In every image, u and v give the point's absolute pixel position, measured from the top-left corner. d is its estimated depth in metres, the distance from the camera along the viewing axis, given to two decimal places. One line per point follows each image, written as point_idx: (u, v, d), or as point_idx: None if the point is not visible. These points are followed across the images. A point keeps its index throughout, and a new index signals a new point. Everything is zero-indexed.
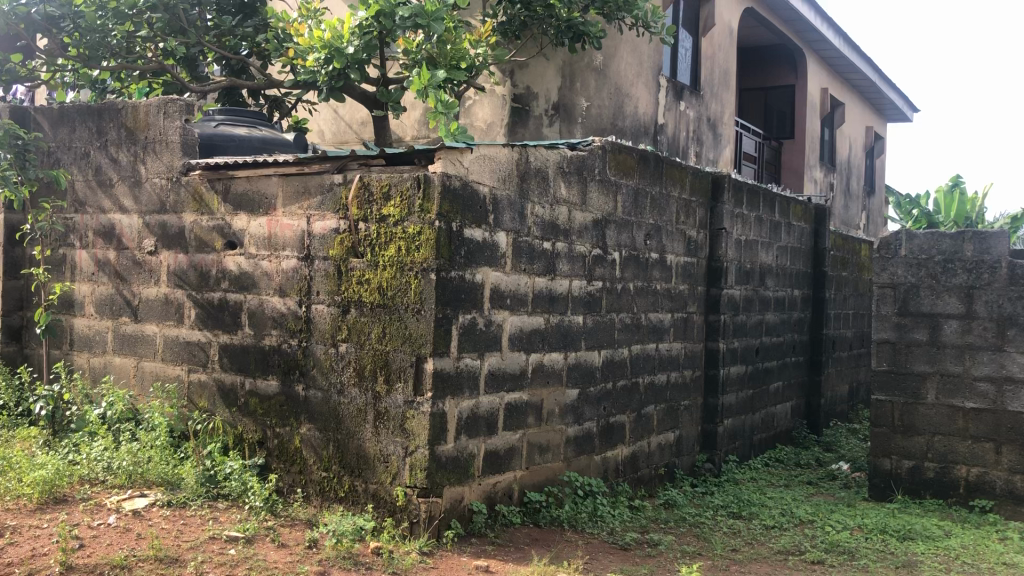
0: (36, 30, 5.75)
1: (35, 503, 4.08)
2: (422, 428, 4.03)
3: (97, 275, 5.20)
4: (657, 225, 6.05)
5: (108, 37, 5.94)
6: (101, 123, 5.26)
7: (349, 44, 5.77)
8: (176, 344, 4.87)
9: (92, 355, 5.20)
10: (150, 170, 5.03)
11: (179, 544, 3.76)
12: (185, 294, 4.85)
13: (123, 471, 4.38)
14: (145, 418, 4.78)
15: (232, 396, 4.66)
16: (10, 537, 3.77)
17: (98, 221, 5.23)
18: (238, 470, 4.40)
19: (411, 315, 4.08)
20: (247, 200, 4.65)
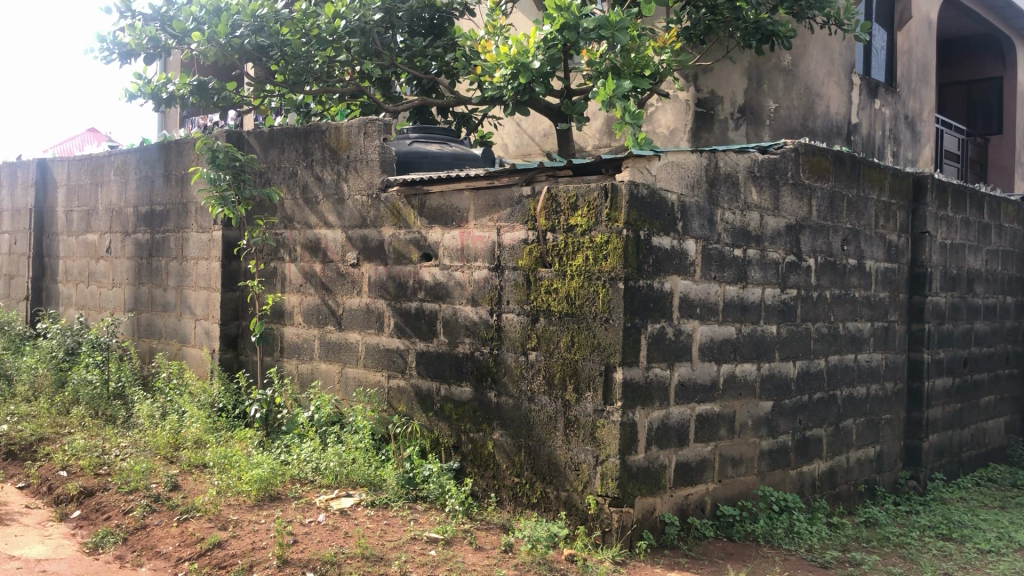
0: (248, 59, 6.18)
1: (253, 500, 4.36)
2: (613, 438, 4.03)
3: (304, 287, 5.53)
4: (855, 229, 5.79)
5: (312, 63, 6.35)
6: (308, 144, 5.59)
7: (535, 59, 5.80)
8: (376, 352, 5.11)
9: (300, 361, 5.53)
10: (353, 188, 5.30)
11: (384, 544, 3.93)
12: (385, 304, 5.08)
13: (330, 471, 4.62)
14: (350, 421, 5.03)
15: (429, 401, 4.83)
16: (233, 530, 4.05)
17: (305, 236, 5.56)
18: (436, 473, 4.55)
19: (599, 324, 4.09)
20: (441, 214, 4.81)
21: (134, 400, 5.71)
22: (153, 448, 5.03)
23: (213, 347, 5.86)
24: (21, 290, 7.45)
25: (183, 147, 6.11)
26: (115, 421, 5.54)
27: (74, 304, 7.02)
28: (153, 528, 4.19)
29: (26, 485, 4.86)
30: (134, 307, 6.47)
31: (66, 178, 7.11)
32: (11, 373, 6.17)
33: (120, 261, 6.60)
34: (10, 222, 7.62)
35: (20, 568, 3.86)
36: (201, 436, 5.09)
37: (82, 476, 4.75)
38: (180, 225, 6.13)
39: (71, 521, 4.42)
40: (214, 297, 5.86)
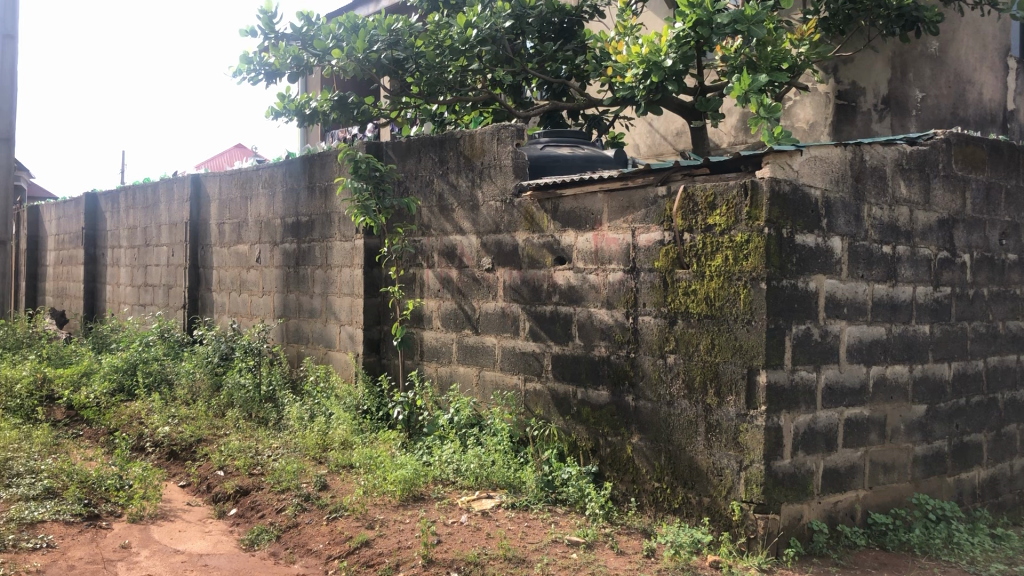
0: (385, 72, 6.39)
1: (398, 500, 4.47)
2: (757, 443, 3.91)
3: (442, 292, 5.63)
4: (1014, 222, 5.44)
5: (445, 73, 6.42)
6: (443, 152, 5.69)
7: (667, 57, 5.74)
8: (512, 355, 5.15)
9: (440, 364, 5.63)
10: (487, 195, 5.35)
11: (525, 546, 3.94)
12: (520, 308, 5.11)
13: (471, 473, 4.69)
14: (488, 423, 5.09)
15: (566, 405, 4.82)
16: (379, 530, 4.15)
17: (442, 242, 5.66)
18: (575, 477, 4.54)
19: (741, 326, 3.98)
20: (574, 217, 4.81)
21: (284, 402, 5.95)
22: (303, 449, 5.23)
23: (358, 351, 6.04)
24: (179, 299, 7.89)
25: (326, 159, 6.34)
26: (267, 423, 5.79)
27: (228, 311, 7.38)
28: (304, 526, 4.34)
29: (186, 483, 5.13)
30: (283, 313, 6.75)
31: (218, 193, 7.50)
32: (172, 377, 6.54)
33: (269, 270, 6.89)
34: (168, 235, 8.09)
35: (183, 563, 4.00)
36: (347, 437, 5.26)
37: (238, 475, 4.98)
38: (324, 234, 6.35)
39: (229, 518, 4.64)
40: (358, 303, 6.05)
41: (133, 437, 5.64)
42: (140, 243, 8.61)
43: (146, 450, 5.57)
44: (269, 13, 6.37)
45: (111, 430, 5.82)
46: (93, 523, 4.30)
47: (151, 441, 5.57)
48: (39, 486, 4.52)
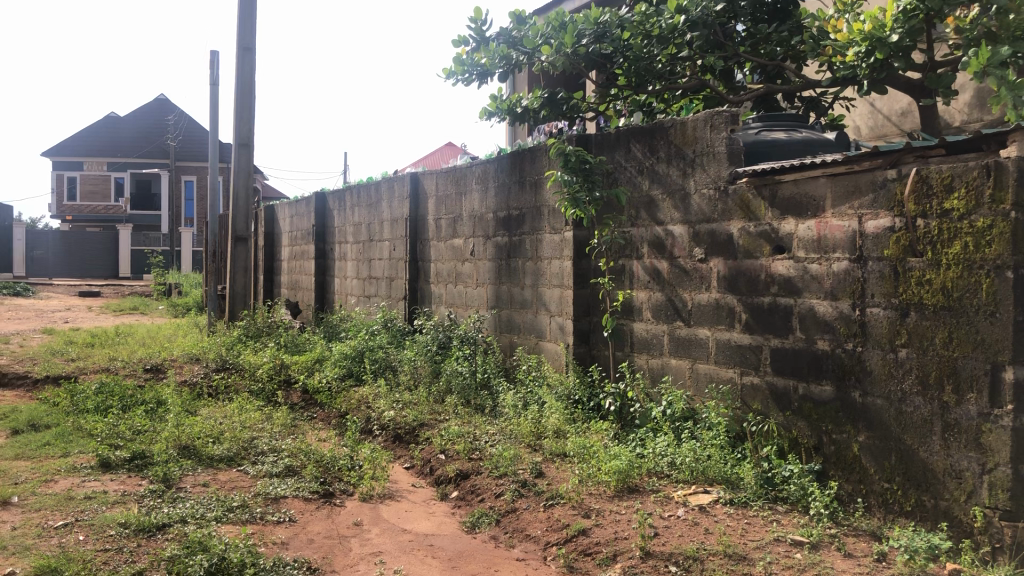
0: (594, 65, 6.43)
1: (613, 490, 4.48)
2: (1003, 444, 3.61)
3: (652, 283, 5.58)
4: None
5: (654, 62, 6.29)
6: (653, 141, 5.59)
7: (892, 33, 5.34)
8: (727, 348, 5.02)
9: (651, 356, 5.58)
10: (699, 183, 5.24)
11: (747, 543, 3.83)
12: (736, 299, 4.97)
13: (687, 466, 4.62)
14: (703, 417, 4.99)
15: (786, 400, 4.65)
16: (596, 519, 4.17)
17: (652, 232, 5.60)
18: (797, 475, 4.37)
19: (984, 318, 3.69)
20: (795, 204, 4.62)
21: (499, 390, 6.12)
22: (518, 436, 5.36)
23: (569, 341, 6.10)
24: (400, 291, 8.29)
25: (536, 154, 6.42)
26: (483, 411, 5.97)
27: (445, 302, 7.67)
28: (522, 511, 4.44)
29: (411, 466, 5.39)
30: (496, 304, 6.93)
31: (435, 189, 7.80)
32: (395, 364, 6.88)
33: (483, 263, 7.10)
34: (390, 230, 8.52)
35: (410, 542, 4.18)
36: (561, 426, 5.32)
37: (458, 459, 5.16)
38: (535, 227, 6.45)
39: (450, 500, 4.82)
40: (568, 295, 6.10)
41: (361, 420, 5.99)
42: (364, 238, 9.12)
43: (374, 433, 5.90)
44: (479, 22, 6.54)
45: (342, 413, 6.22)
46: (328, 501, 4.58)
47: (378, 425, 5.89)
48: (281, 464, 4.91)
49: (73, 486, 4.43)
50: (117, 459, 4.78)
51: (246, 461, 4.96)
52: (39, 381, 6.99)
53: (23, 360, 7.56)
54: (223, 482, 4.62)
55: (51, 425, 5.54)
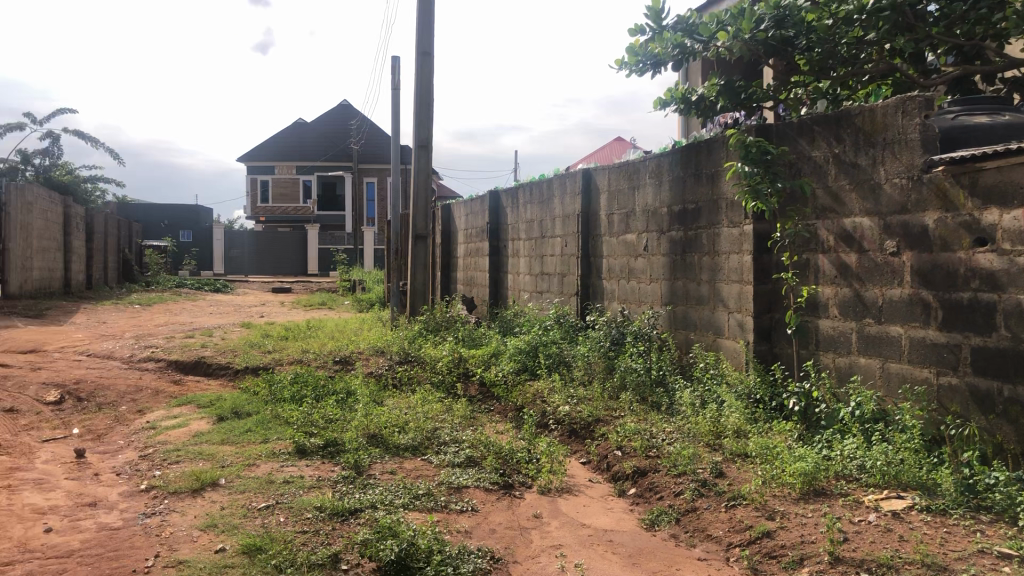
0: (774, 53, 6.23)
1: (798, 493, 4.33)
2: None
3: (839, 278, 5.36)
4: None
5: (838, 46, 6.03)
6: (839, 130, 5.34)
7: None
8: (922, 346, 4.75)
9: (838, 355, 5.36)
10: (890, 172, 4.98)
11: (946, 554, 3.53)
12: (932, 295, 4.70)
13: (877, 470, 4.35)
14: (896, 419, 4.73)
15: (989, 402, 4.35)
16: (780, 522, 4.04)
17: (838, 225, 5.37)
18: (1003, 483, 4.03)
19: None
20: (998, 193, 4.30)
21: (675, 387, 6.04)
22: (697, 435, 5.27)
23: (748, 339, 5.94)
24: (572, 287, 8.33)
25: (713, 146, 6.28)
26: (660, 408, 5.91)
27: (618, 298, 7.64)
28: (702, 511, 4.37)
29: (587, 461, 5.42)
30: (671, 300, 6.84)
31: (608, 184, 7.78)
32: (570, 360, 6.91)
33: (658, 258, 7.02)
34: (562, 226, 8.57)
35: (590, 536, 4.20)
36: (741, 426, 5.19)
37: (635, 456, 5.14)
38: (712, 221, 6.32)
39: (628, 497, 4.81)
40: (747, 290, 5.94)
41: (537, 414, 6.08)
42: (536, 235, 9.23)
43: (550, 427, 5.97)
44: (657, 8, 6.47)
45: (518, 407, 6.33)
46: (508, 492, 4.67)
47: (554, 419, 5.96)
48: (462, 455, 5.05)
49: (273, 470, 4.73)
50: (312, 446, 5.06)
51: (429, 451, 5.13)
52: (240, 371, 7.51)
53: (225, 352, 8.13)
54: (408, 470, 4.80)
55: (252, 412, 5.93)
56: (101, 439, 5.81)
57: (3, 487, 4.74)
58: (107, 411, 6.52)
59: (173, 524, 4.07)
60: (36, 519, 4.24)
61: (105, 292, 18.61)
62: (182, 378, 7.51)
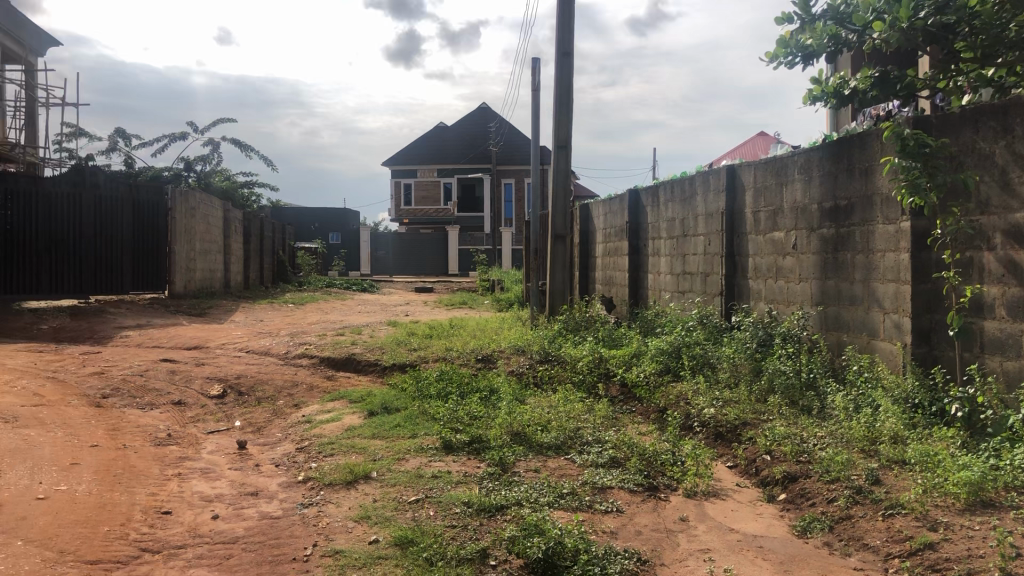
0: (933, 40, 5.88)
1: (963, 504, 4.07)
2: None
3: (1007, 278, 5.03)
4: None
5: (1005, 30, 5.51)
6: (1007, 120, 5.02)
7: None
8: None
9: (1006, 359, 5.03)
10: None
11: None
12: None
13: None
14: None
15: None
16: (944, 534, 3.81)
17: (1006, 220, 5.05)
18: None
19: None
20: None
21: (827, 391, 5.83)
22: (851, 441, 5.06)
23: (906, 341, 5.67)
24: (716, 286, 8.18)
25: (867, 139, 6.02)
26: (810, 412, 5.72)
27: (764, 298, 7.45)
28: (858, 519, 4.20)
29: (734, 465, 5.31)
30: (821, 301, 6.60)
31: (754, 181, 7.60)
32: (714, 361, 6.77)
33: (807, 257, 6.80)
34: (705, 224, 8.42)
35: (739, 542, 4.10)
36: (899, 431, 4.95)
37: (785, 461, 4.99)
38: (865, 218, 6.07)
39: (778, 503, 4.68)
40: (905, 290, 5.67)
41: (681, 416, 5.99)
42: (678, 234, 9.11)
43: (694, 429, 5.88)
44: None
45: (661, 408, 6.27)
46: (653, 494, 4.62)
47: (699, 421, 5.86)
48: (606, 455, 5.03)
49: (421, 464, 4.85)
50: (458, 442, 5.16)
51: (573, 450, 5.14)
52: (388, 368, 7.75)
53: (374, 349, 8.40)
54: (552, 469, 4.83)
55: (401, 408, 6.09)
56: (261, 431, 6.12)
57: (175, 474, 5.07)
58: (266, 404, 6.86)
59: (329, 515, 4.24)
60: (204, 506, 4.51)
61: (263, 292, 19.62)
62: (334, 373, 7.81)
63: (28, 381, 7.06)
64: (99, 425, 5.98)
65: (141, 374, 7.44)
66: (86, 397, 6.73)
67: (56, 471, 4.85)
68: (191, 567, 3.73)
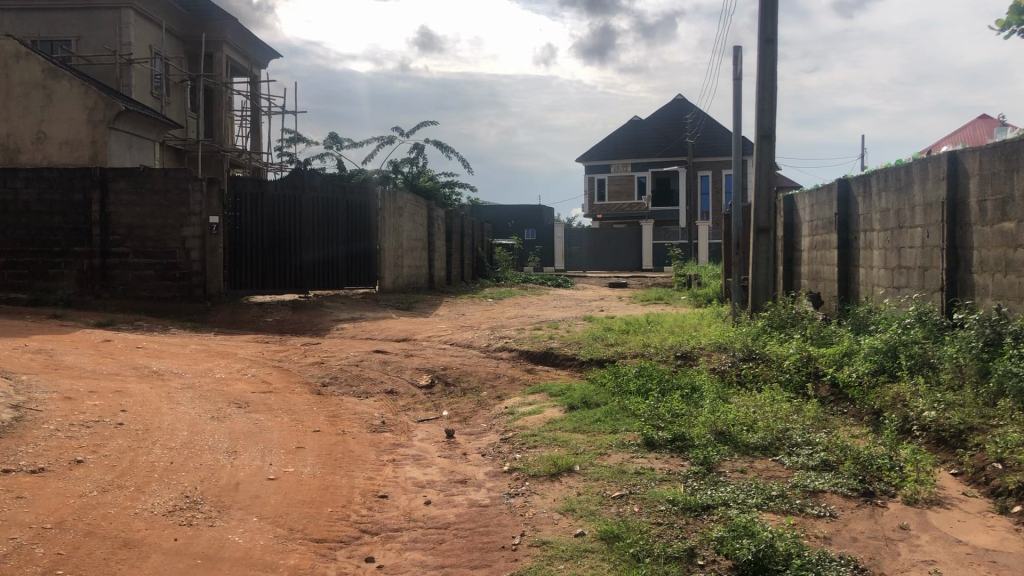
0: None
1: None
2: None
3: None
4: None
5: None
6: None
7: None
8: None
9: None
10: None
11: None
12: None
13: None
14: None
15: None
16: None
17: None
18: None
19: None
20: None
21: None
22: None
23: None
24: (936, 281, 7.65)
25: None
26: None
27: (992, 294, 6.88)
28: None
29: (959, 473, 4.92)
30: None
31: (979, 168, 7.05)
32: (936, 361, 6.28)
33: None
34: (923, 215, 7.90)
35: (968, 556, 3.77)
36: None
37: (1020, 471, 4.52)
38: None
39: (1013, 515, 4.21)
40: None
41: (898, 420, 5.66)
42: (892, 226, 8.60)
43: (914, 433, 5.53)
44: None
45: (875, 410, 5.94)
46: (869, 500, 4.38)
47: (919, 425, 5.51)
48: (818, 458, 4.84)
49: (624, 460, 4.84)
50: (660, 439, 5.12)
51: (781, 452, 4.98)
52: (586, 363, 7.80)
53: (572, 344, 8.47)
54: (759, 470, 4.70)
55: (601, 402, 6.10)
56: (466, 421, 6.32)
57: (389, 459, 5.33)
58: (471, 394, 7.07)
59: (536, 506, 4.33)
60: (417, 492, 4.72)
61: (466, 287, 20.27)
62: (534, 367, 7.95)
63: (257, 369, 7.66)
64: (319, 412, 6.40)
65: (356, 363, 7.88)
66: (309, 384, 7.23)
67: (283, 453, 5.24)
68: (407, 550, 3.94)
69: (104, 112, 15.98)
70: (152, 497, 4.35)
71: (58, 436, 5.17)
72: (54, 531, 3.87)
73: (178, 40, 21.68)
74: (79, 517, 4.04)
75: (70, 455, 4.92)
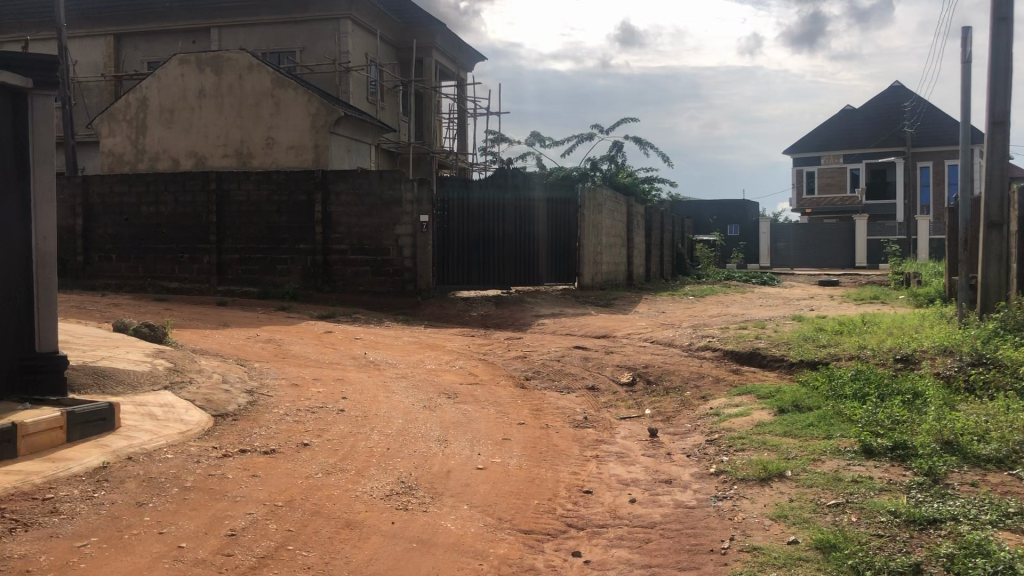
0: None
1: None
2: None
3: None
4: None
5: None
6: None
7: None
8: None
9: None
10: None
11: None
12: None
13: None
14: None
15: None
16: None
17: None
18: None
19: None
20: None
21: None
22: None
23: None
24: None
25: None
26: None
27: None
28: None
29: None
30: None
31: None
32: None
33: None
34: None
35: None
36: None
37: None
38: None
39: None
40: None
41: None
42: None
43: None
44: None
45: None
46: None
47: None
48: None
49: (839, 467, 4.61)
50: (879, 446, 4.83)
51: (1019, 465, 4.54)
52: (796, 364, 7.51)
53: (780, 344, 8.17)
54: (993, 484, 4.33)
55: (813, 406, 5.84)
56: (670, 420, 6.26)
57: (593, 455, 5.35)
58: (674, 394, 6.98)
59: (745, 511, 4.22)
60: (622, 490, 4.71)
61: (667, 285, 20.03)
62: (739, 368, 7.76)
63: (464, 362, 7.91)
64: (524, 405, 6.52)
65: (559, 359, 7.97)
66: (513, 378, 7.40)
67: (491, 444, 5.38)
68: (613, 546, 3.94)
69: (325, 118, 16.95)
70: (370, 481, 4.59)
71: (285, 421, 5.65)
72: (284, 509, 4.17)
73: (391, 47, 22.76)
74: (306, 497, 4.33)
75: (297, 437, 5.32)
